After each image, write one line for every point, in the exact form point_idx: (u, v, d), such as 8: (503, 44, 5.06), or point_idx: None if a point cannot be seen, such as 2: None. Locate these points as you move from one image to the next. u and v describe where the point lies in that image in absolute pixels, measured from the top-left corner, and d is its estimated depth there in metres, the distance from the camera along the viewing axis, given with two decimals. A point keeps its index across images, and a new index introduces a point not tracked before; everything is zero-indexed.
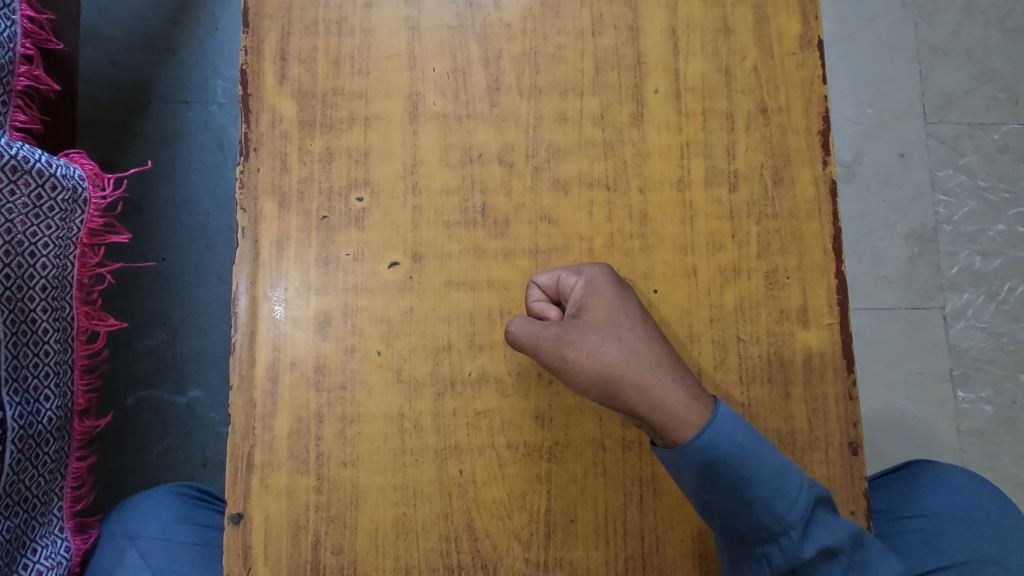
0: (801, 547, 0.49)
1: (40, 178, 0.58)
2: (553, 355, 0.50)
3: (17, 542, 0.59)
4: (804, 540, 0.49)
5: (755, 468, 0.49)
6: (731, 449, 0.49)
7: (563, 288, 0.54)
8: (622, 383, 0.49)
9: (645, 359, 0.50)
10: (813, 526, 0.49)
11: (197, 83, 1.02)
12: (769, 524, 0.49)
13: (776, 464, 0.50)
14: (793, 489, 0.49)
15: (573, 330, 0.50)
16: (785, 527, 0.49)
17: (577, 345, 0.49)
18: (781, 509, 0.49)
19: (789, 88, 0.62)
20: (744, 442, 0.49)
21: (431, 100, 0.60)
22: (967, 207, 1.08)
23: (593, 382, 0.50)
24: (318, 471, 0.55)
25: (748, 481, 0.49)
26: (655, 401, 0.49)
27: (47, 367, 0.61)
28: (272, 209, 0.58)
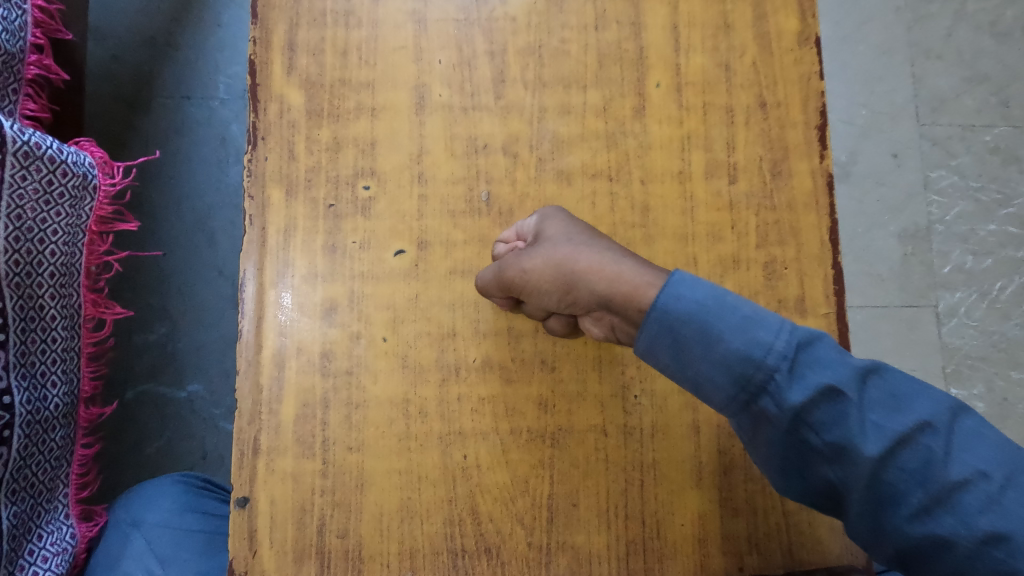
0: (817, 412, 0.42)
1: (51, 164, 0.59)
2: (554, 295, 0.52)
3: (23, 528, 0.59)
4: (792, 383, 0.42)
5: (714, 318, 0.45)
6: (687, 308, 0.45)
7: (522, 232, 0.57)
8: (579, 269, 0.51)
9: (594, 247, 0.51)
10: (805, 367, 0.43)
11: (200, 78, 1.02)
12: (753, 376, 0.43)
13: (732, 317, 0.45)
14: (768, 334, 0.43)
15: (551, 251, 0.52)
16: (777, 361, 0.43)
17: (565, 268, 0.51)
18: (758, 355, 0.43)
19: (787, 84, 0.63)
20: (702, 299, 0.46)
21: (437, 92, 0.61)
22: (958, 207, 1.10)
23: (598, 299, 0.51)
24: (324, 456, 0.55)
25: (700, 335, 0.45)
26: (609, 276, 0.50)
27: (54, 354, 0.61)
28: (279, 197, 0.59)
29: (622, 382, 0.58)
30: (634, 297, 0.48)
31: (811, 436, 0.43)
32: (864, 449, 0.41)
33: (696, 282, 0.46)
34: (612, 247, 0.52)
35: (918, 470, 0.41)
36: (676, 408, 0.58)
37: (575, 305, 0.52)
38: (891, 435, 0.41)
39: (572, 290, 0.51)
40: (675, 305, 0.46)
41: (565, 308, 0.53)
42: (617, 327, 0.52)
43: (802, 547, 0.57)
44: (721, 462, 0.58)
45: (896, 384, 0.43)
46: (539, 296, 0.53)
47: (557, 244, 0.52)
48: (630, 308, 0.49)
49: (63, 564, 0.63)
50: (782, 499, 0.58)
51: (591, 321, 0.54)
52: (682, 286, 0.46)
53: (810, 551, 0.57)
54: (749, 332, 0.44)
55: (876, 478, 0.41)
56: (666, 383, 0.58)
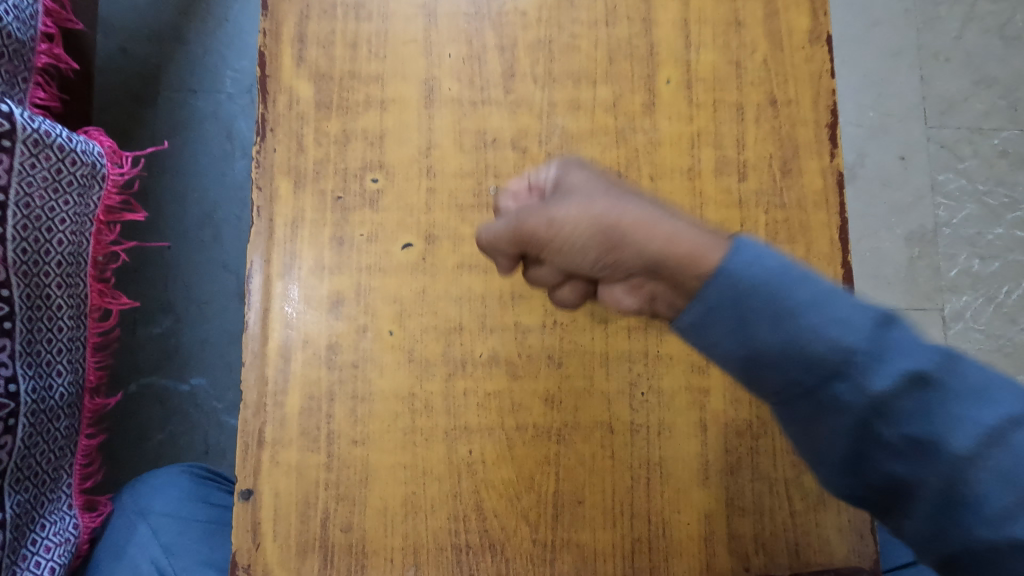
0: (896, 401, 0.35)
1: (61, 153, 0.59)
2: (591, 253, 0.44)
3: (27, 517, 0.59)
4: (868, 365, 0.35)
5: (790, 291, 0.37)
6: (762, 278, 0.37)
7: (540, 184, 0.51)
8: (623, 226, 0.42)
9: (640, 201, 0.43)
10: (886, 348, 0.36)
11: (208, 72, 1.02)
12: (825, 358, 0.36)
13: (807, 290, 0.37)
14: (847, 308, 0.36)
15: (586, 202, 0.44)
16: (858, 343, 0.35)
17: (605, 221, 0.42)
18: (836, 336, 0.36)
19: (798, 81, 0.63)
20: (774, 269, 0.38)
21: (447, 85, 0.61)
22: (965, 211, 1.10)
23: (646, 260, 0.41)
24: (329, 449, 0.55)
25: (772, 310, 0.37)
26: (662, 235, 0.41)
27: (60, 343, 0.61)
28: (287, 188, 0.58)
29: (629, 378, 0.58)
30: (693, 261, 0.39)
31: (882, 427, 0.35)
32: (951, 444, 0.34)
33: (761, 248, 0.39)
34: (650, 201, 0.44)
35: (1015, 476, 0.33)
36: (683, 405, 0.58)
37: (615, 266, 0.43)
38: (982, 431, 0.34)
39: (615, 248, 0.42)
40: (744, 273, 0.37)
41: (598, 270, 0.45)
42: (660, 297, 0.42)
43: (808, 548, 0.57)
44: (727, 461, 0.57)
45: (974, 375, 0.35)
46: (570, 253, 0.45)
47: (593, 195, 0.44)
48: (687, 276, 0.39)
49: (65, 555, 0.63)
50: (789, 499, 0.57)
51: (624, 289, 0.45)
52: (752, 252, 0.38)
53: (816, 552, 0.57)
54: (823, 305, 0.36)
55: (954, 483, 0.34)
56: (674, 381, 0.58)
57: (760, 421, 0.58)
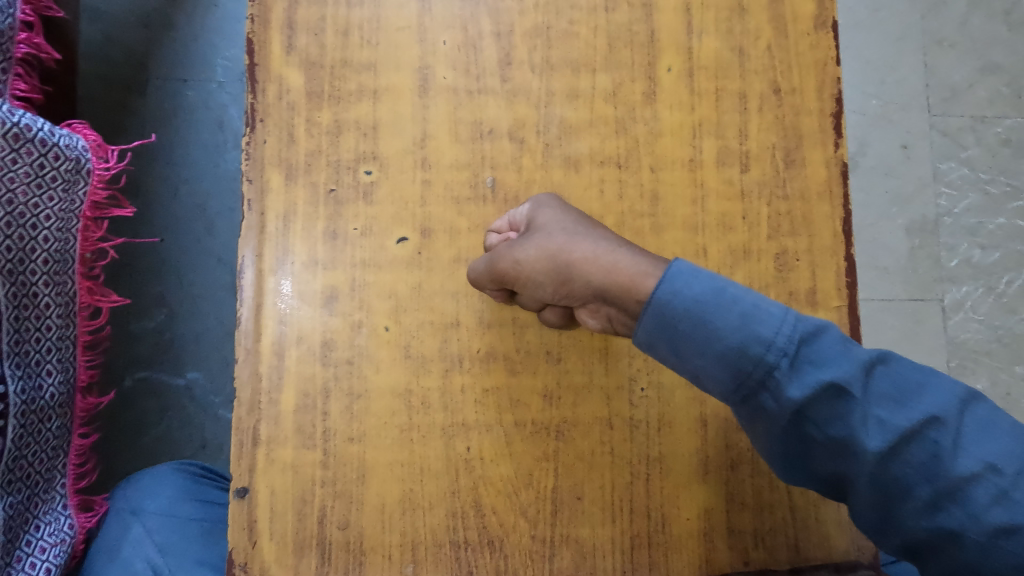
0: (815, 407, 0.41)
1: (42, 148, 0.57)
2: (547, 287, 0.50)
3: (19, 518, 0.58)
4: (792, 379, 0.41)
5: (714, 317, 0.43)
6: (695, 295, 0.44)
7: (516, 222, 0.55)
8: (574, 259, 0.49)
9: (590, 236, 0.49)
10: (805, 362, 0.41)
11: (197, 60, 1.00)
12: (752, 374, 0.42)
13: (733, 315, 0.43)
14: (768, 328, 0.42)
15: (544, 240, 0.50)
16: (778, 357, 0.42)
17: (559, 259, 0.49)
18: (758, 352, 0.42)
19: (802, 69, 0.61)
20: (701, 295, 0.44)
21: (442, 74, 0.59)
22: (967, 200, 1.09)
23: (594, 291, 0.48)
24: (325, 447, 0.55)
25: (699, 336, 0.43)
26: (625, 280, 0.46)
27: (49, 343, 0.60)
28: (279, 181, 0.57)
29: (628, 374, 0.57)
30: (631, 289, 0.46)
31: (814, 432, 0.42)
32: (865, 445, 0.41)
33: (695, 273, 0.45)
34: (610, 237, 0.50)
35: (922, 465, 0.40)
36: (683, 401, 0.57)
37: (570, 296, 0.50)
38: (897, 431, 0.40)
39: (568, 280, 0.49)
40: (674, 301, 0.44)
41: (559, 300, 0.51)
42: (614, 320, 0.49)
43: (808, 543, 0.57)
44: (728, 457, 0.57)
45: (908, 377, 0.42)
46: (531, 287, 0.51)
47: (551, 234, 0.50)
48: (627, 300, 0.46)
49: (61, 556, 0.62)
50: (789, 494, 0.57)
51: (586, 312, 0.52)
52: (682, 277, 0.44)
53: (816, 547, 0.56)
54: (749, 325, 0.42)
55: (882, 472, 0.41)
56: (673, 376, 0.57)
57: None
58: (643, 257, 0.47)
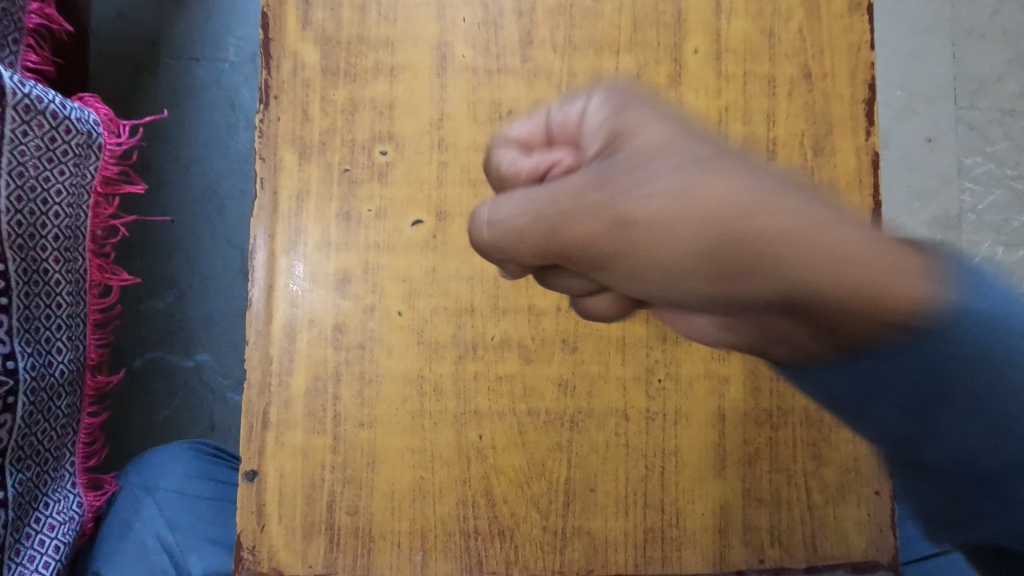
0: None
1: (53, 120, 0.56)
2: (679, 246, 0.37)
3: (30, 495, 0.58)
4: None
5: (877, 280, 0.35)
6: (856, 280, 0.34)
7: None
8: (708, 204, 0.36)
9: (722, 174, 0.37)
10: None
11: (209, 39, 0.98)
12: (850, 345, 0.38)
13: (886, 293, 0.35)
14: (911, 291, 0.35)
15: (643, 205, 0.38)
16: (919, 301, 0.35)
17: (665, 232, 0.37)
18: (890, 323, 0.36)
19: (834, 53, 0.59)
20: (861, 277, 0.34)
21: (460, 52, 0.57)
22: (993, 196, 1.06)
23: (710, 280, 0.37)
24: (335, 431, 0.54)
25: (813, 315, 0.37)
26: (825, 245, 0.34)
27: (59, 320, 0.59)
28: (292, 160, 0.56)
29: (646, 365, 0.55)
30: (774, 280, 0.35)
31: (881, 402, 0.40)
32: None
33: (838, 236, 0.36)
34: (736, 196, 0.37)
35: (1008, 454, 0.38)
36: (702, 394, 0.55)
37: (706, 257, 0.36)
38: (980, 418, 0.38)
39: (704, 228, 0.36)
40: (827, 263, 0.34)
41: (639, 291, 0.41)
42: (725, 323, 0.40)
43: (826, 542, 0.55)
44: (746, 452, 0.55)
45: None
46: (647, 230, 0.37)
47: (668, 167, 0.38)
48: (762, 295, 0.36)
49: (69, 533, 0.62)
50: (807, 491, 0.55)
51: (675, 308, 0.42)
52: (829, 262, 0.34)
53: (834, 546, 0.55)
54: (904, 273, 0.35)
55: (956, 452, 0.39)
56: (692, 368, 0.56)
57: (780, 411, 0.56)
58: (812, 211, 0.36)
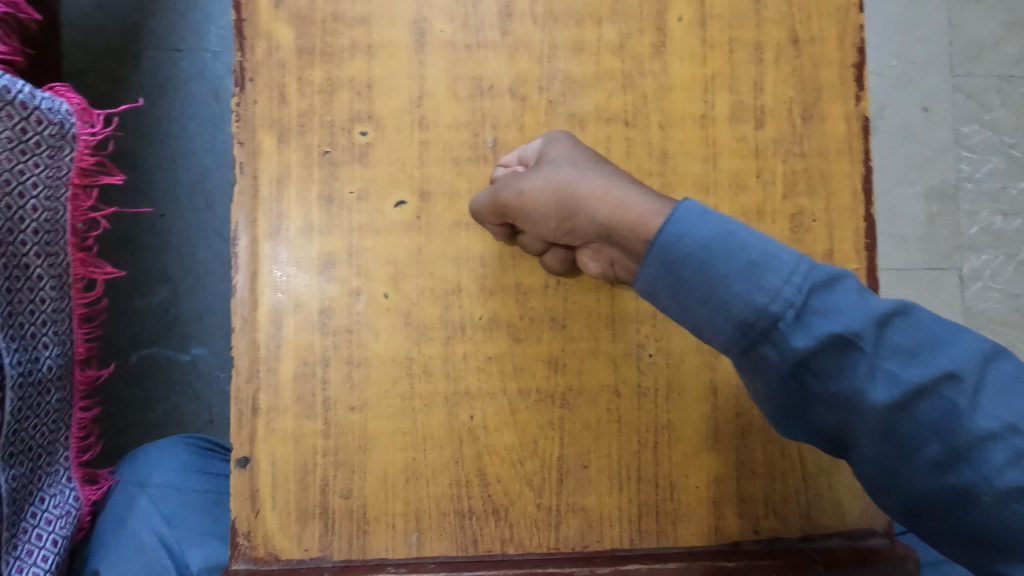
0: (818, 360, 0.39)
1: (24, 110, 0.56)
2: (550, 222, 0.49)
3: (24, 490, 0.59)
4: (797, 329, 0.39)
5: (720, 262, 0.41)
6: (701, 246, 0.41)
7: (525, 156, 0.53)
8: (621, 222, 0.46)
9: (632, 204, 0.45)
10: (812, 313, 0.39)
11: (190, 29, 0.97)
12: (755, 324, 0.40)
13: (740, 261, 0.40)
14: (775, 278, 0.39)
15: (551, 173, 0.48)
16: (783, 308, 0.39)
17: (565, 191, 0.48)
18: (762, 302, 0.39)
19: (822, 17, 0.57)
20: (706, 239, 0.41)
21: (439, 27, 0.56)
22: (989, 164, 1.04)
23: (599, 228, 0.47)
24: (325, 416, 0.54)
25: (702, 279, 0.41)
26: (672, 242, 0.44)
27: (43, 316, 0.59)
28: (271, 143, 0.55)
29: (636, 340, 0.55)
30: (640, 227, 0.45)
31: (815, 384, 0.40)
32: (870, 398, 0.38)
33: (703, 215, 0.43)
34: (618, 173, 0.48)
35: (932, 420, 0.38)
36: (693, 368, 0.55)
37: (573, 233, 0.49)
38: (906, 385, 0.38)
39: (572, 216, 0.48)
40: (679, 244, 0.42)
41: (561, 237, 0.50)
42: (617, 262, 0.49)
43: (821, 511, 0.55)
44: (739, 424, 0.55)
45: (928, 330, 0.39)
46: (533, 222, 0.50)
47: (557, 167, 0.49)
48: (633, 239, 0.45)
49: (67, 527, 0.62)
50: (801, 461, 0.55)
51: (589, 255, 0.51)
52: (689, 219, 0.42)
53: (830, 515, 0.55)
54: (754, 274, 0.40)
55: (888, 426, 0.38)
56: (683, 342, 0.55)
57: None
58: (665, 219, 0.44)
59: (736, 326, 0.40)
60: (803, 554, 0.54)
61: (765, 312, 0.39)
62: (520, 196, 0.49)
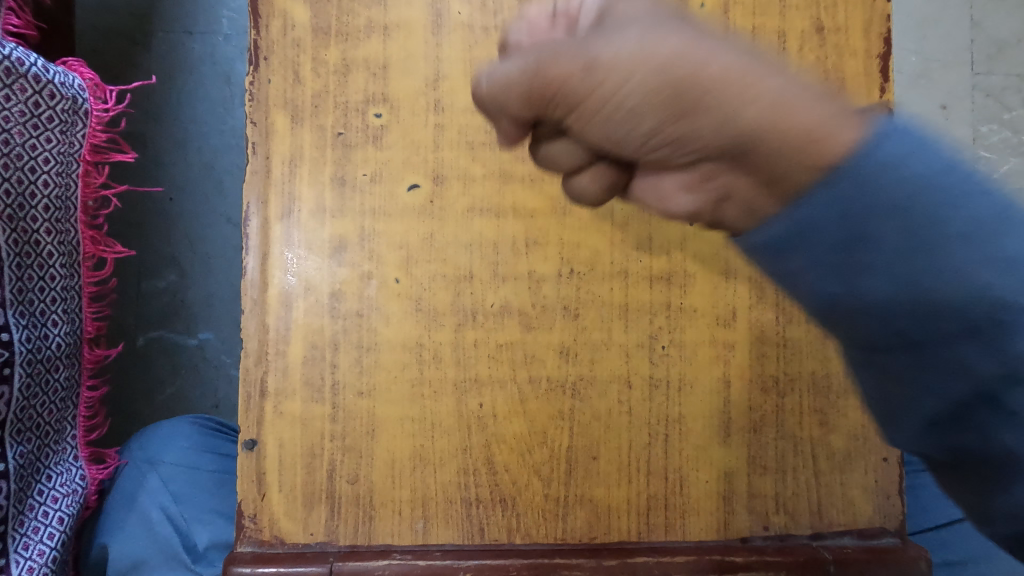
0: (1005, 350, 0.30)
1: (36, 84, 0.55)
2: (638, 123, 0.36)
3: (31, 467, 0.58)
4: (1011, 311, 0.30)
5: (974, 206, 0.31)
6: (944, 179, 0.32)
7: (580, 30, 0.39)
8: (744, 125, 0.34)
9: (744, 97, 0.33)
10: (1011, 284, 0.30)
11: (202, 11, 0.96)
12: (948, 302, 0.31)
13: (927, 212, 0.31)
14: (962, 246, 0.31)
15: (655, 42, 0.34)
16: (992, 278, 0.30)
17: (673, 75, 0.34)
18: (975, 270, 0.30)
19: (849, 6, 0.56)
20: (926, 171, 0.32)
21: (456, 9, 0.55)
22: (1008, 165, 1.02)
23: (722, 134, 0.35)
24: (334, 401, 0.53)
25: (814, 207, 0.33)
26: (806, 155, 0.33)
27: (53, 293, 0.59)
28: (284, 123, 0.54)
29: (650, 332, 0.54)
30: (778, 134, 0.33)
31: (994, 384, 0.31)
32: None
33: (926, 141, 0.33)
34: (741, 45, 0.36)
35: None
36: (706, 361, 0.54)
37: (671, 144, 0.36)
38: None
39: (679, 114, 0.35)
40: (903, 175, 0.32)
41: (645, 149, 0.37)
42: (731, 195, 0.37)
43: (832, 509, 0.54)
44: (751, 419, 0.54)
45: None
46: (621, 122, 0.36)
47: (659, 39, 0.34)
48: (776, 159, 0.33)
49: (73, 505, 0.62)
50: (814, 458, 0.54)
51: (685, 183, 0.39)
52: (911, 146, 0.33)
53: (840, 513, 0.54)
54: (936, 228, 0.31)
55: None
56: (697, 334, 0.54)
57: (787, 378, 0.55)
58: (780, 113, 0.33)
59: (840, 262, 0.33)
60: (813, 551, 0.53)
61: (890, 246, 0.32)
62: (592, 82, 0.35)
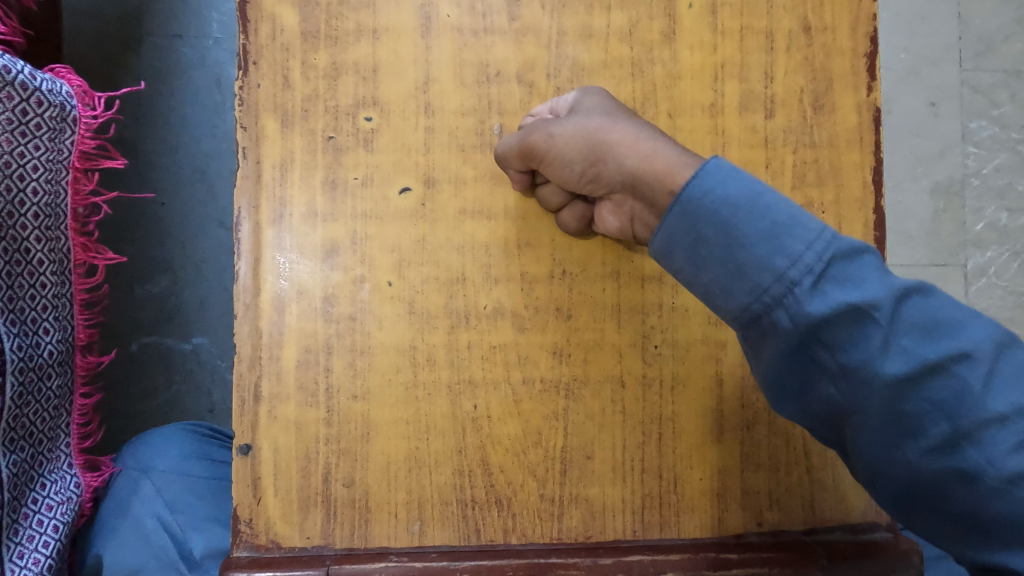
0: (831, 330, 0.38)
1: (24, 92, 0.55)
2: (575, 167, 0.48)
3: (25, 476, 0.58)
4: (813, 296, 0.39)
5: (744, 220, 0.41)
6: (723, 196, 0.41)
7: (556, 108, 0.53)
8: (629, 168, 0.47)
9: (638, 152, 0.46)
10: (829, 281, 0.39)
11: (192, 15, 0.96)
12: (770, 288, 0.39)
13: (762, 223, 0.41)
14: (798, 242, 0.39)
15: (585, 120, 0.48)
16: (801, 274, 0.39)
17: (594, 138, 0.47)
18: (782, 266, 0.39)
19: (835, 6, 0.56)
20: (735, 197, 0.41)
21: (445, 12, 0.55)
22: (997, 160, 1.03)
23: (625, 176, 0.47)
24: (328, 404, 0.53)
25: (722, 238, 0.41)
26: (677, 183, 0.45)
27: (44, 300, 0.59)
28: (274, 128, 0.54)
29: (642, 331, 0.55)
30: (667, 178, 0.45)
31: (824, 355, 0.39)
32: (880, 369, 0.38)
33: (733, 171, 0.43)
34: (648, 125, 0.49)
35: (943, 400, 0.37)
36: (699, 359, 0.55)
37: (596, 181, 0.48)
38: (919, 361, 0.37)
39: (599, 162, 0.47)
40: (704, 199, 0.42)
41: (584, 185, 0.49)
42: (637, 217, 0.49)
43: (825, 504, 0.55)
44: (744, 417, 0.55)
45: (941, 310, 0.39)
46: (559, 166, 0.49)
47: (591, 115, 0.49)
48: (659, 190, 0.45)
49: (68, 513, 0.62)
50: (806, 454, 0.55)
51: (609, 209, 0.50)
52: (720, 175, 0.42)
53: (833, 508, 0.55)
54: (777, 237, 0.40)
55: (895, 404, 0.38)
56: (688, 333, 0.55)
57: None
58: None
59: (727, 254, 0.41)
60: (807, 547, 0.53)
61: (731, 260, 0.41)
62: None
